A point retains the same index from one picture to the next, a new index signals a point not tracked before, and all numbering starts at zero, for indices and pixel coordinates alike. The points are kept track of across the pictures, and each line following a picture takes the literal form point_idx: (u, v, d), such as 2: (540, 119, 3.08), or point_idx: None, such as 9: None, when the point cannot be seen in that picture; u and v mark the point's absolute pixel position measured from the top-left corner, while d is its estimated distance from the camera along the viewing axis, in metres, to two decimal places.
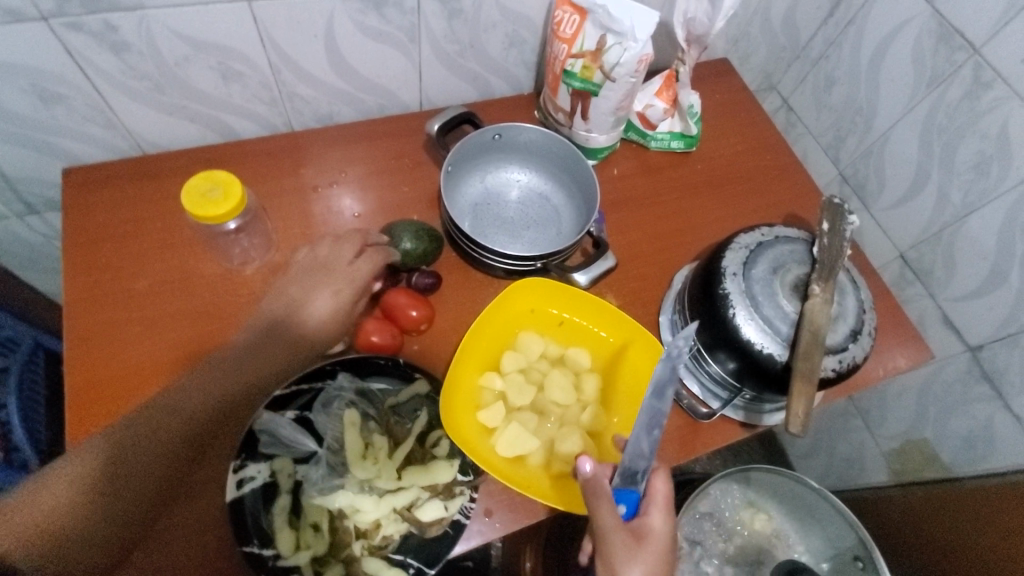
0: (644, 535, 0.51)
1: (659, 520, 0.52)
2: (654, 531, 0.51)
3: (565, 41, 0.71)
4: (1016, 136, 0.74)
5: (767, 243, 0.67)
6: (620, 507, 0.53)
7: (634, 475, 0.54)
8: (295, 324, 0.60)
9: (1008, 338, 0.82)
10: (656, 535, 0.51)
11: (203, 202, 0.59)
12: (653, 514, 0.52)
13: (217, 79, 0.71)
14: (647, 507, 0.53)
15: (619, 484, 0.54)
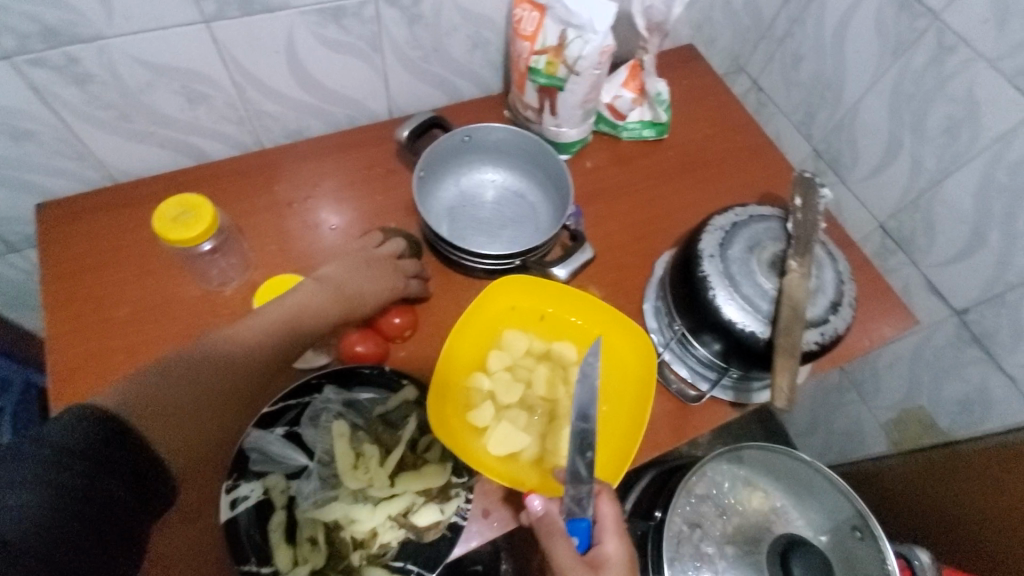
0: (601, 564, 0.50)
1: (614, 546, 0.52)
2: (612, 558, 0.51)
3: (527, 39, 0.71)
4: (982, 97, 0.75)
5: (742, 223, 0.68)
6: (575, 541, 0.51)
7: (580, 501, 0.52)
8: (314, 307, 0.61)
9: (994, 299, 0.83)
10: (611, 560, 0.50)
11: (174, 226, 0.60)
12: (605, 540, 0.52)
13: (183, 102, 0.71)
14: (599, 533, 0.52)
15: (566, 518, 0.52)
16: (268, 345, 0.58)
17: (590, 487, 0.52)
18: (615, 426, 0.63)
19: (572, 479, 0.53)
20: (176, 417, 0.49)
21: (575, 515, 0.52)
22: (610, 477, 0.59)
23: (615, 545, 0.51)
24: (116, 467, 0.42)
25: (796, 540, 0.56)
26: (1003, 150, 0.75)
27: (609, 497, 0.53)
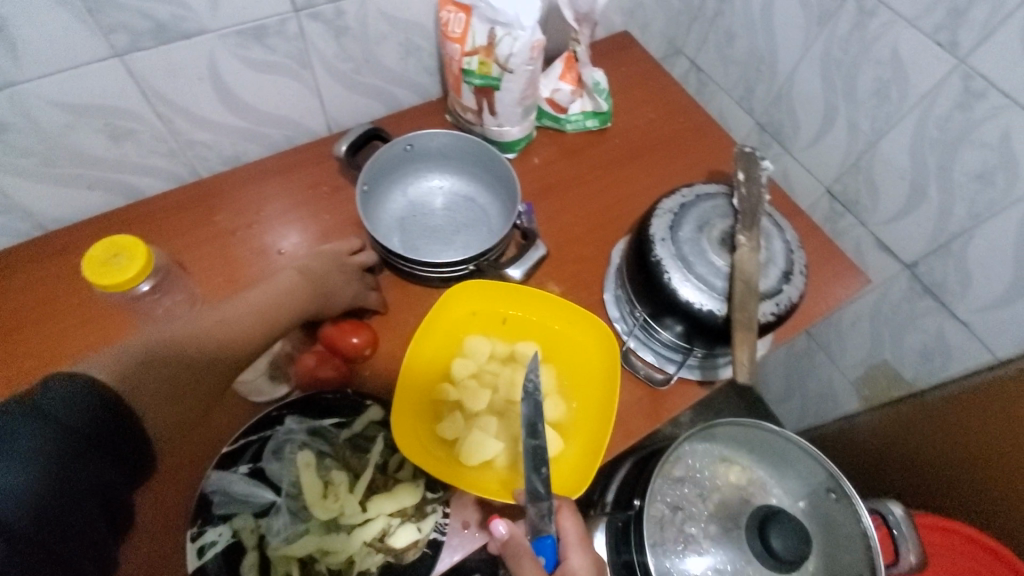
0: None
1: (577, 559, 0.53)
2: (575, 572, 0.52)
3: (457, 41, 0.70)
4: (906, 58, 0.77)
5: (689, 203, 0.68)
6: (542, 560, 0.51)
7: (544, 519, 0.52)
8: (288, 303, 0.60)
9: (940, 250, 0.86)
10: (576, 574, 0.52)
11: (106, 271, 0.57)
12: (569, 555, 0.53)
13: (107, 141, 0.68)
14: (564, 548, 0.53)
15: (532, 538, 0.52)
16: (255, 333, 0.57)
17: (550, 504, 0.53)
18: (587, 420, 0.63)
19: (532, 498, 0.53)
20: (166, 391, 0.47)
21: (539, 533, 0.52)
22: (569, 492, 0.59)
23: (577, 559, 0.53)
24: (103, 444, 0.40)
25: (773, 510, 0.57)
26: (931, 106, 0.77)
27: (569, 511, 0.55)
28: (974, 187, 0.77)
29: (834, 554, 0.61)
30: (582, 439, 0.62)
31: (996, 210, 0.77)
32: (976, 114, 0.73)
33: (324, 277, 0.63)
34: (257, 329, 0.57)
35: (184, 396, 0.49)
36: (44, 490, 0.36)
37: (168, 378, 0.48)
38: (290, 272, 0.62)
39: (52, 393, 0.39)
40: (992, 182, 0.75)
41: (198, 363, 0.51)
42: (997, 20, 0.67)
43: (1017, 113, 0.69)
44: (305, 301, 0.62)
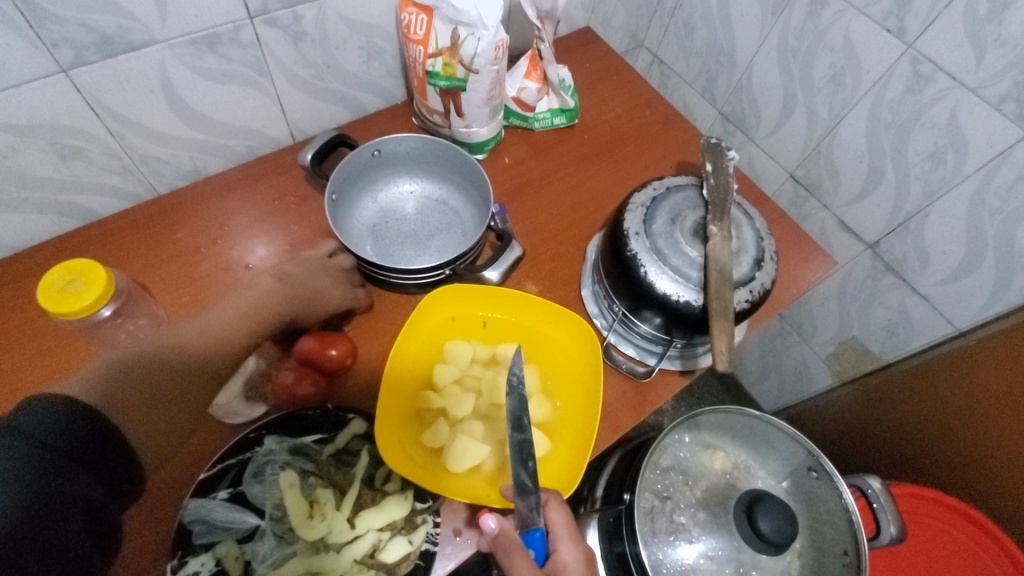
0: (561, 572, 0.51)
1: (568, 551, 0.52)
2: (567, 564, 0.51)
3: (419, 43, 0.69)
4: (858, 44, 0.79)
5: (661, 196, 0.69)
6: (532, 553, 0.51)
7: (533, 512, 0.52)
8: (271, 305, 0.58)
9: (900, 228, 0.89)
10: (573, 566, 0.51)
11: (62, 298, 0.54)
12: (563, 546, 0.52)
13: (55, 161, 0.65)
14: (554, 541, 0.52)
15: (520, 532, 0.52)
16: (235, 341, 0.55)
17: (538, 497, 0.53)
18: (575, 418, 0.63)
19: (520, 492, 0.53)
20: (152, 407, 0.45)
21: (528, 526, 0.52)
22: (564, 488, 0.58)
23: (572, 549, 0.52)
24: (85, 460, 0.38)
25: (758, 494, 0.57)
26: (884, 90, 0.79)
27: (557, 503, 0.54)
28: (927, 166, 0.80)
29: (819, 529, 0.63)
30: (570, 437, 0.62)
31: (948, 188, 0.80)
32: (925, 96, 0.76)
33: (298, 282, 0.61)
34: (237, 338, 0.55)
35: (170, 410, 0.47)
36: (28, 506, 0.35)
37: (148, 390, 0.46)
38: (264, 278, 0.60)
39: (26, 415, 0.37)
40: (944, 161, 0.78)
41: (179, 376, 0.50)
42: (941, 7, 0.70)
43: (963, 94, 0.72)
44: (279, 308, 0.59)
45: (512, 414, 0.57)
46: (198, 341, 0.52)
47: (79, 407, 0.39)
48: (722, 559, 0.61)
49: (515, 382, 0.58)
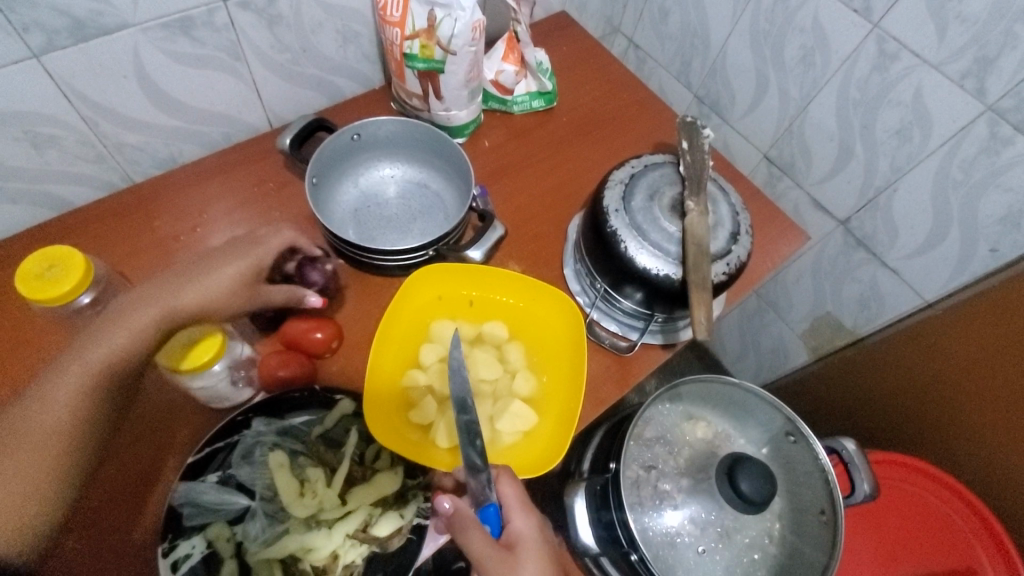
0: (516, 543, 0.51)
1: (523, 522, 0.52)
2: (522, 534, 0.52)
3: (396, 25, 0.69)
4: (826, 24, 0.81)
5: (639, 173, 0.70)
6: (488, 528, 0.51)
7: (485, 489, 0.53)
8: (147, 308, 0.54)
9: (869, 204, 0.92)
10: (529, 535, 0.52)
11: (41, 284, 0.54)
12: (519, 517, 0.52)
13: (27, 149, 0.63)
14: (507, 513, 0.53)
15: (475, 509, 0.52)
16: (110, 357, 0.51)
17: (490, 474, 0.53)
18: (561, 392, 0.64)
19: (471, 471, 0.53)
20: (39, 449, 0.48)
21: (482, 502, 0.52)
22: (540, 468, 0.58)
23: (527, 519, 0.53)
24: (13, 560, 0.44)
25: (738, 457, 0.59)
26: (853, 69, 0.82)
27: (508, 477, 0.54)
28: (894, 143, 0.83)
29: (796, 490, 0.66)
30: (557, 410, 0.63)
31: (914, 163, 0.83)
32: (891, 74, 0.78)
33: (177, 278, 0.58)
34: (129, 355, 0.52)
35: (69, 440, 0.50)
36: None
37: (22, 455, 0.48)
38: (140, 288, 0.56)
39: None
40: (910, 137, 0.81)
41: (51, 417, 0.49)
42: None
43: (927, 71, 0.75)
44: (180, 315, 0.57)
45: (457, 398, 0.57)
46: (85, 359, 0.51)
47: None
48: (705, 523, 0.63)
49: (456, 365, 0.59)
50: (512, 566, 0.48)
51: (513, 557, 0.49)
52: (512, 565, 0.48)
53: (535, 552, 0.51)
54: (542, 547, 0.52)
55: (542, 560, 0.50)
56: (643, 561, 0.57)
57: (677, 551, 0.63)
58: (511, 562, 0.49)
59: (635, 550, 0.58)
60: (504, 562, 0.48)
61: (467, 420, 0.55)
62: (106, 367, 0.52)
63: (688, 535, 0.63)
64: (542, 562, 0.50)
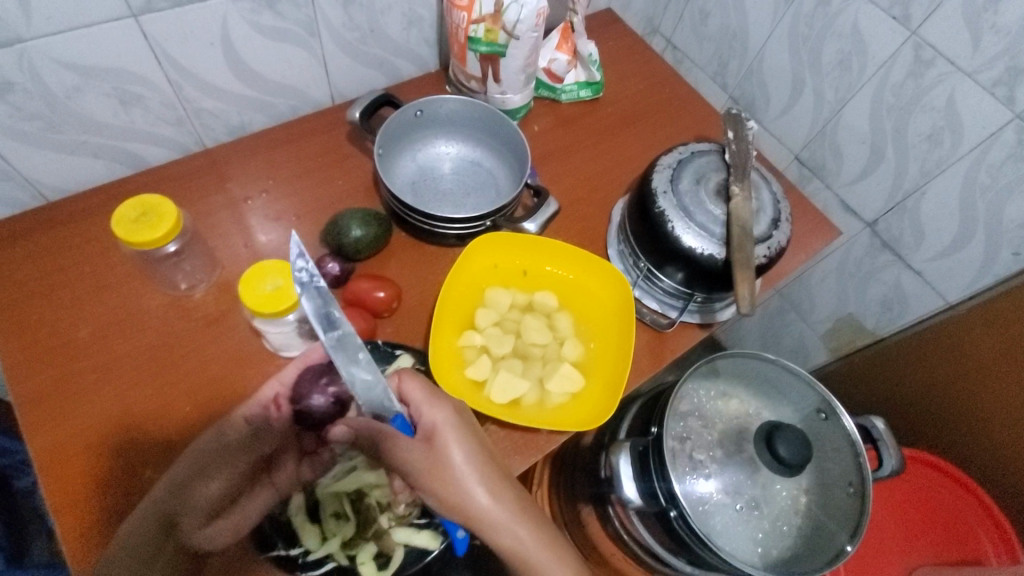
0: (433, 432, 0.52)
1: (432, 411, 0.53)
2: (439, 423, 0.53)
3: (464, 9, 0.73)
4: (866, 31, 0.85)
5: (686, 159, 0.74)
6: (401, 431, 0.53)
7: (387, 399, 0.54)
8: (199, 310, 0.67)
9: (897, 207, 0.95)
10: (442, 424, 0.53)
11: (135, 228, 0.58)
12: (426, 413, 0.53)
13: (115, 106, 0.67)
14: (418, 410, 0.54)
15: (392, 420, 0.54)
16: (174, 356, 0.64)
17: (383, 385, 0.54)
18: (607, 359, 0.68)
19: (361, 390, 0.54)
20: (109, 458, 0.58)
21: (389, 415, 0.54)
22: (590, 424, 0.62)
23: (434, 412, 0.53)
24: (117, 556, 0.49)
25: (777, 425, 0.63)
26: (888, 75, 0.85)
27: (409, 376, 0.55)
28: (925, 147, 0.86)
29: (825, 467, 0.69)
30: (606, 375, 0.67)
31: (944, 167, 0.86)
32: (926, 81, 0.82)
33: (229, 287, 0.69)
34: (200, 347, 0.65)
35: (108, 481, 0.57)
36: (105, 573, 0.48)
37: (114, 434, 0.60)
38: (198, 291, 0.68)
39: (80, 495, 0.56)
40: (941, 141, 0.84)
41: (131, 408, 0.61)
42: None
43: (961, 79, 0.78)
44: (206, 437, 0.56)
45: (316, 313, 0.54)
46: (159, 350, 0.65)
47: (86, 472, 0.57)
48: (737, 490, 0.66)
49: (303, 279, 0.55)
50: (435, 464, 0.51)
51: (432, 453, 0.51)
52: (434, 464, 0.51)
53: (455, 437, 0.52)
54: (460, 429, 0.53)
55: (461, 445, 0.52)
56: (682, 517, 0.61)
57: (709, 515, 0.65)
58: (432, 461, 0.51)
59: (675, 507, 0.61)
60: (427, 464, 0.51)
61: (333, 335, 0.54)
62: (179, 363, 0.64)
63: (719, 503, 0.66)
64: (461, 446, 0.52)
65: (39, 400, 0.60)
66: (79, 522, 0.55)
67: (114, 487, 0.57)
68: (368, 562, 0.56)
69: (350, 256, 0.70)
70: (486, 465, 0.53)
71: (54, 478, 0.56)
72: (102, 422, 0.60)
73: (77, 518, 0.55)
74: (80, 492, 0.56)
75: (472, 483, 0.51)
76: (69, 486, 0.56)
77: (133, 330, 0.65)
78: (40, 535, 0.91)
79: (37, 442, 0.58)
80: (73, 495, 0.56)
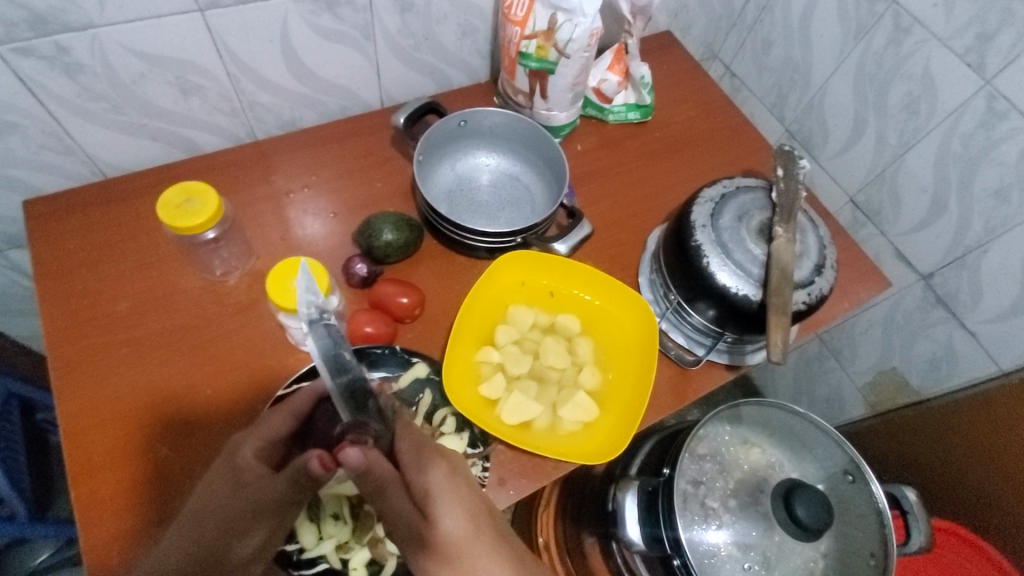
0: (426, 496, 0.45)
1: (428, 473, 0.46)
2: (433, 485, 0.45)
3: (518, 24, 0.73)
4: (937, 75, 0.79)
5: (730, 193, 0.71)
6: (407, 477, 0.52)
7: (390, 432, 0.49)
8: (228, 296, 0.69)
9: (956, 261, 0.88)
10: (435, 486, 0.45)
11: (179, 214, 0.60)
12: (417, 474, 0.46)
13: (175, 94, 0.70)
14: (422, 460, 0.47)
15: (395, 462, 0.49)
16: (206, 344, 0.66)
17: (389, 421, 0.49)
18: (626, 391, 0.66)
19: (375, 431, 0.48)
20: (128, 435, 0.60)
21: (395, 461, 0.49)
22: (603, 457, 0.60)
23: (427, 473, 0.46)
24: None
25: (797, 484, 0.60)
26: (957, 124, 0.80)
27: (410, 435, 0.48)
28: (991, 203, 0.81)
29: (848, 534, 0.65)
30: (622, 408, 0.65)
31: (1011, 226, 0.80)
32: (997, 133, 0.76)
33: (263, 278, 0.71)
34: (229, 337, 0.67)
35: (124, 454, 0.59)
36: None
37: (135, 412, 0.61)
38: (231, 280, 0.70)
39: (98, 465, 0.58)
40: (1009, 199, 0.79)
41: (154, 390, 0.63)
42: (1021, 48, 0.70)
43: None
44: (227, 483, 0.47)
45: (327, 356, 0.46)
46: (189, 334, 0.66)
47: (104, 442, 0.59)
48: (747, 545, 0.63)
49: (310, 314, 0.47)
50: (426, 532, 0.44)
51: (423, 522, 0.44)
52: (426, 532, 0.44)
53: (450, 500, 0.45)
54: (459, 487, 0.46)
55: (457, 510, 0.45)
56: (686, 567, 0.58)
57: (715, 569, 0.62)
58: (426, 530, 0.44)
59: (679, 556, 0.59)
60: (422, 535, 0.44)
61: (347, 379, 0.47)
62: (205, 351, 0.66)
63: (728, 556, 0.63)
64: (456, 510, 0.45)
65: (73, 366, 0.63)
66: (89, 490, 0.57)
67: (128, 462, 0.59)
68: (360, 568, 0.56)
69: (379, 259, 0.70)
70: (482, 528, 0.45)
71: (75, 444, 0.59)
72: (127, 398, 0.62)
73: (91, 484, 0.57)
74: (97, 461, 0.58)
75: (471, 560, 0.43)
76: (87, 454, 0.59)
77: (169, 309, 0.68)
78: (64, 490, 0.96)
79: (64, 406, 0.61)
80: (91, 464, 0.58)
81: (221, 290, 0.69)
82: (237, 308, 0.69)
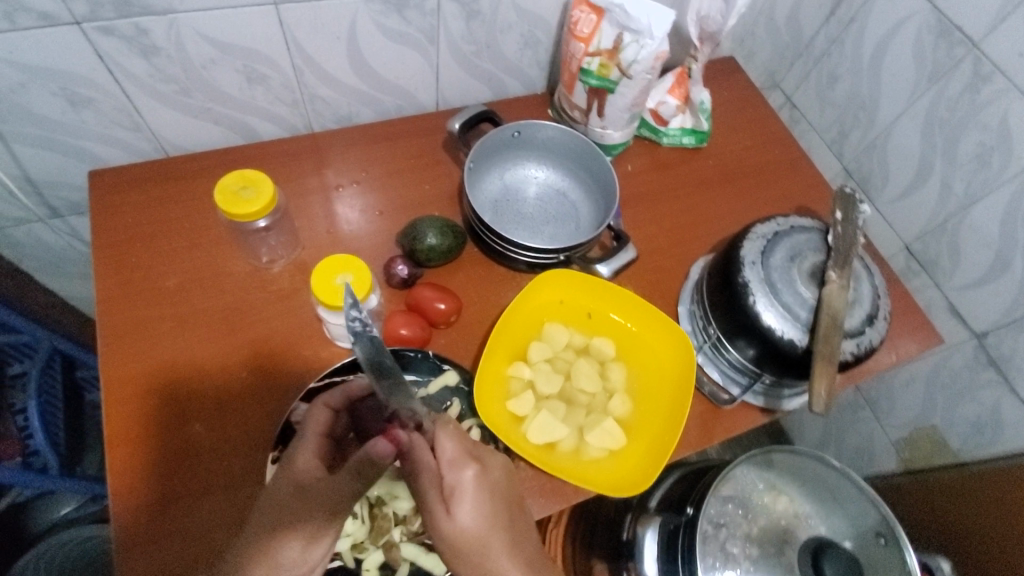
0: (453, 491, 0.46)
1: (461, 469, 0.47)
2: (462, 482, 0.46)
3: (582, 40, 0.73)
4: (1015, 128, 0.75)
5: (784, 232, 0.69)
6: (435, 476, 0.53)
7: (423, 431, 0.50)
8: (272, 282, 0.71)
9: (1014, 323, 0.84)
10: (464, 486, 0.46)
11: (235, 201, 0.61)
12: (451, 470, 0.47)
13: (241, 81, 0.71)
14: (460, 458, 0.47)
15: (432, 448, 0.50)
16: (246, 326, 0.68)
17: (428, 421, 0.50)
18: (656, 422, 0.65)
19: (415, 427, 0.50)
20: (165, 408, 0.62)
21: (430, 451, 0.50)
22: (628, 490, 0.59)
23: (460, 471, 0.47)
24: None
25: (826, 544, 0.58)
26: None
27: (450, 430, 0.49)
28: None
29: None
30: (651, 439, 0.64)
31: None
32: None
33: (305, 269, 0.72)
34: (269, 322, 0.68)
35: (159, 426, 0.61)
36: None
37: (174, 386, 0.63)
38: (275, 266, 0.71)
39: (134, 434, 0.60)
40: None
41: (193, 367, 0.64)
42: None
43: None
44: (291, 490, 0.48)
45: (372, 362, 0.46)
46: (231, 316, 0.68)
47: (141, 413, 0.61)
48: None
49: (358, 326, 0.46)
50: (447, 525, 0.46)
51: (444, 515, 0.46)
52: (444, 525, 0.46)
53: (473, 499, 0.46)
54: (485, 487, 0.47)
55: (477, 511, 0.46)
56: None
57: None
58: (447, 523, 0.46)
59: None
60: (441, 526, 0.46)
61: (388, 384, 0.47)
62: (244, 332, 0.67)
63: None
64: (478, 510, 0.46)
65: (119, 336, 0.65)
66: (124, 458, 0.58)
67: (162, 433, 0.60)
68: (373, 569, 0.56)
69: (420, 262, 0.70)
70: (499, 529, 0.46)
71: (114, 412, 0.61)
72: (167, 373, 0.64)
73: (125, 452, 0.59)
74: (132, 430, 0.60)
75: (486, 554, 0.45)
76: (123, 423, 0.60)
77: (214, 289, 0.69)
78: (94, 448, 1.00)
79: (109, 373, 0.63)
80: (127, 432, 0.60)
81: (264, 276, 0.71)
82: (279, 296, 0.70)
